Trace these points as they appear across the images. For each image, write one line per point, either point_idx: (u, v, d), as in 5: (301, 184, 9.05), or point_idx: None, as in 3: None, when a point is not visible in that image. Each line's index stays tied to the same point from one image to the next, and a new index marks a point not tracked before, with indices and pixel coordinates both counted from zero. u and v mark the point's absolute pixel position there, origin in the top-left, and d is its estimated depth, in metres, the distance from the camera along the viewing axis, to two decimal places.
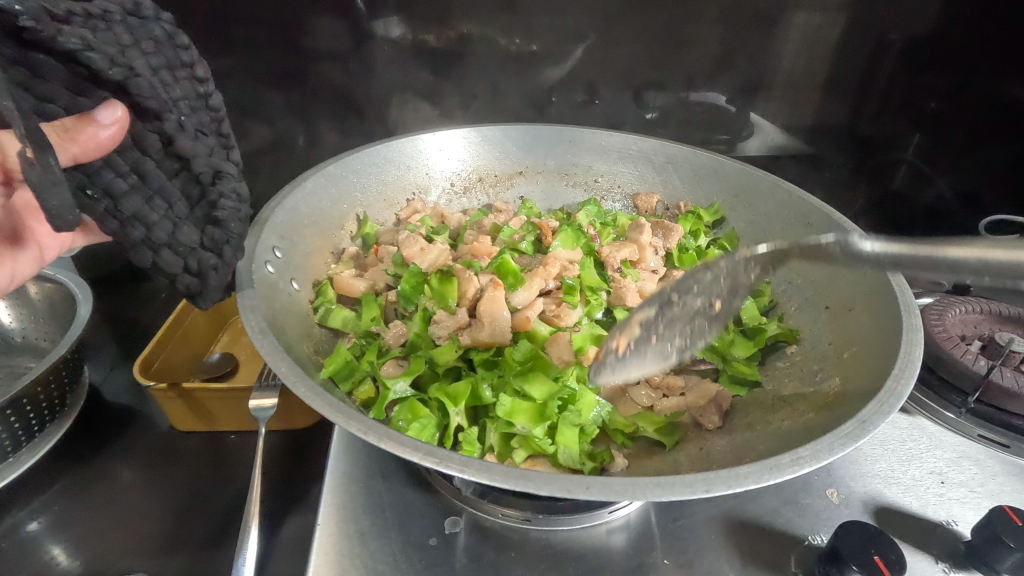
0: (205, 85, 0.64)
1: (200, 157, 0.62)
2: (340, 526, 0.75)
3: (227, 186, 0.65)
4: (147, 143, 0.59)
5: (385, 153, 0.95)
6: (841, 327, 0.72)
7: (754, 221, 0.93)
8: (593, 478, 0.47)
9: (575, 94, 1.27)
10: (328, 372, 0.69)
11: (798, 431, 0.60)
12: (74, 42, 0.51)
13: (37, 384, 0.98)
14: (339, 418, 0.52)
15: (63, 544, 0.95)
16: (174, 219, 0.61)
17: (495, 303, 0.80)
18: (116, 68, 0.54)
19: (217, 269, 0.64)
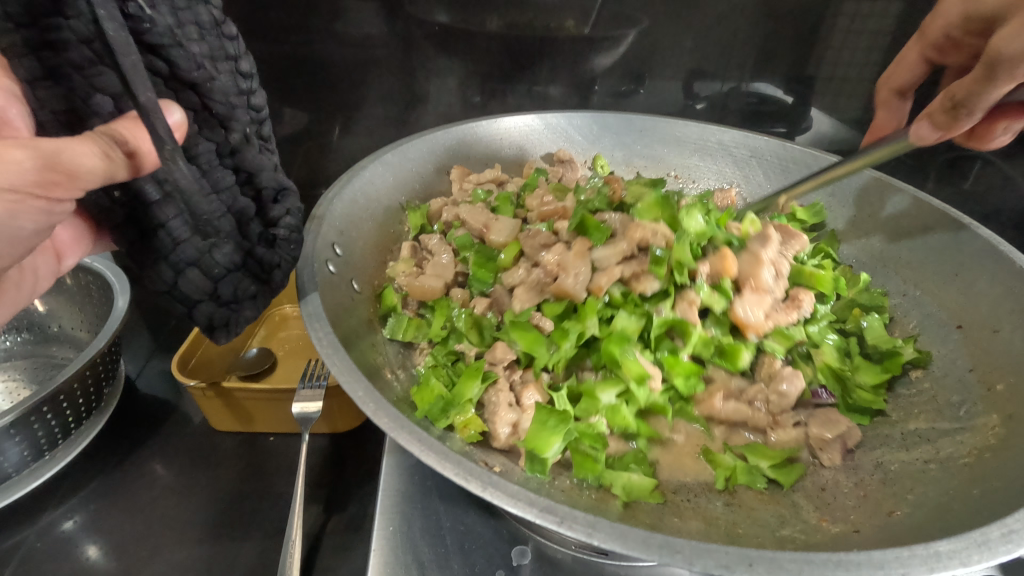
0: (249, 81, 0.55)
1: (263, 171, 0.56)
2: (397, 554, 0.67)
3: (283, 206, 0.59)
4: (198, 151, 0.51)
5: (443, 142, 0.87)
6: (982, 353, 0.62)
7: (857, 222, 0.82)
8: (755, 551, 0.40)
9: (621, 83, 1.18)
10: (424, 413, 0.58)
11: (958, 480, 0.52)
12: (163, 38, 0.46)
13: (74, 378, 0.93)
14: (436, 460, 0.45)
15: (103, 545, 0.90)
16: (215, 240, 0.53)
17: (579, 257, 0.70)
18: (197, 71, 0.49)
19: (253, 294, 0.57)
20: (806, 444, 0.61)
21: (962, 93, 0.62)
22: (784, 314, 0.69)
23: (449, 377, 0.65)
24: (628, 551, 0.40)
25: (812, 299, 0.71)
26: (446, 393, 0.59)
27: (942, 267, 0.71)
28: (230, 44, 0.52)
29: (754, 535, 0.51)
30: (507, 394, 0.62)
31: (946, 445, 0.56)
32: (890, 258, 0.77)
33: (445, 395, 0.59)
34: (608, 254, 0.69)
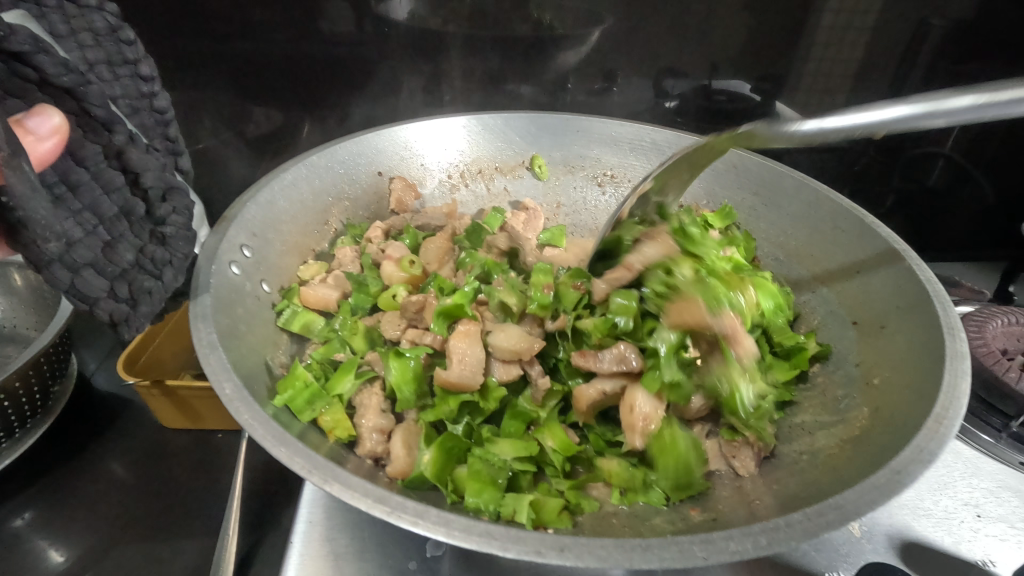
0: (150, 85, 0.61)
1: (149, 172, 0.57)
2: (316, 546, 0.69)
3: (176, 205, 0.60)
4: (84, 154, 0.53)
5: (374, 144, 0.88)
6: (872, 349, 0.64)
7: (779, 222, 0.84)
8: (569, 539, 0.41)
9: (592, 80, 1.17)
10: (284, 400, 0.57)
11: (818, 473, 0.54)
12: (27, 44, 0.49)
13: (16, 377, 0.94)
14: (285, 454, 0.46)
15: (47, 539, 0.92)
16: (106, 240, 0.54)
17: (467, 339, 0.66)
18: (68, 74, 0.51)
19: (149, 295, 0.56)
20: (720, 452, 0.62)
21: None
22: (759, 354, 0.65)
23: (323, 369, 0.67)
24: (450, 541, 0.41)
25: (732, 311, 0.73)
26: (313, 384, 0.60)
27: (847, 266, 0.73)
28: (127, 49, 0.59)
29: (625, 526, 0.54)
30: (376, 396, 0.64)
31: (821, 438, 0.59)
32: (803, 256, 0.79)
33: (310, 385, 0.59)
34: (501, 342, 0.66)
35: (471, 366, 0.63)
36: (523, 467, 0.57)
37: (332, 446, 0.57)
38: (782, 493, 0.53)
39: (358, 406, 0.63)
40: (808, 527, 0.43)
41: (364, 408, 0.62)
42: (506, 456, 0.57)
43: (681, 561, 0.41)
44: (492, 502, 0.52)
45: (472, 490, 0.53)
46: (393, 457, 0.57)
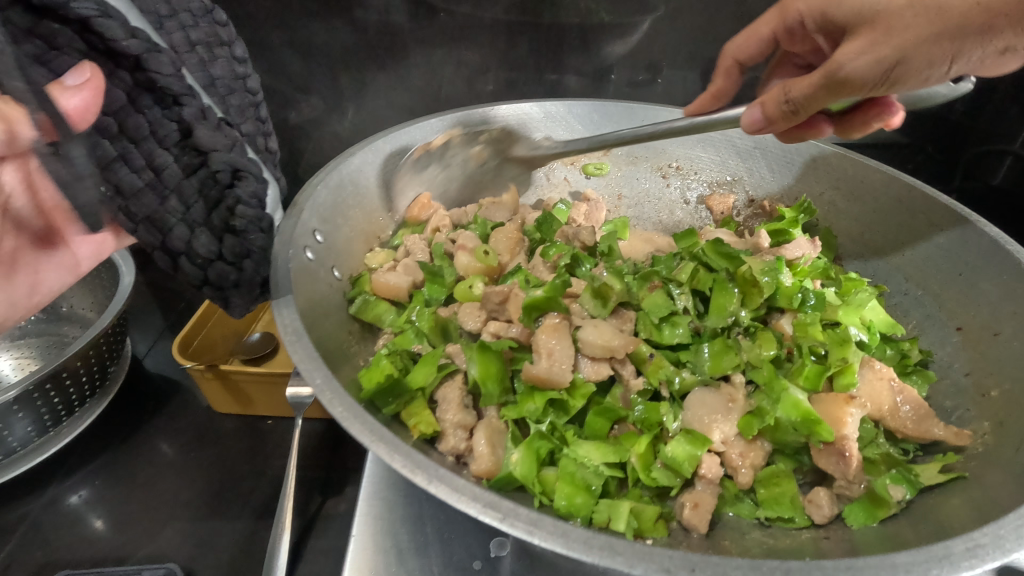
0: (244, 67, 0.65)
1: (218, 151, 0.53)
2: (377, 539, 0.68)
3: (246, 190, 0.55)
4: (163, 132, 0.51)
5: (438, 129, 0.85)
6: (981, 356, 0.61)
7: (859, 218, 0.79)
8: (698, 557, 0.40)
9: (638, 71, 1.11)
10: (368, 394, 0.56)
11: (940, 495, 0.51)
12: (90, 8, 0.47)
13: (78, 358, 0.95)
14: (383, 451, 0.44)
15: (103, 519, 0.93)
16: (193, 222, 0.52)
17: (557, 332, 0.64)
18: (133, 40, 0.48)
19: (235, 283, 0.56)
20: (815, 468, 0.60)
21: (847, 62, 0.59)
22: (881, 385, 0.60)
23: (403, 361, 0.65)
24: (569, 551, 0.40)
25: (833, 307, 0.69)
26: (397, 376, 0.59)
27: (944, 267, 0.68)
28: (222, 31, 0.62)
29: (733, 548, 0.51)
30: (459, 390, 0.61)
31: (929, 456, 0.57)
32: (890, 254, 0.74)
33: (394, 375, 0.58)
34: (593, 342, 0.64)
35: (561, 358, 0.61)
36: (612, 474, 0.56)
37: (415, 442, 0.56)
38: (900, 505, 0.51)
39: (440, 400, 0.62)
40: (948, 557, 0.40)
41: (447, 402, 0.61)
42: (596, 462, 0.55)
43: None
44: (584, 508, 0.51)
45: (562, 492, 0.52)
46: (476, 458, 0.57)
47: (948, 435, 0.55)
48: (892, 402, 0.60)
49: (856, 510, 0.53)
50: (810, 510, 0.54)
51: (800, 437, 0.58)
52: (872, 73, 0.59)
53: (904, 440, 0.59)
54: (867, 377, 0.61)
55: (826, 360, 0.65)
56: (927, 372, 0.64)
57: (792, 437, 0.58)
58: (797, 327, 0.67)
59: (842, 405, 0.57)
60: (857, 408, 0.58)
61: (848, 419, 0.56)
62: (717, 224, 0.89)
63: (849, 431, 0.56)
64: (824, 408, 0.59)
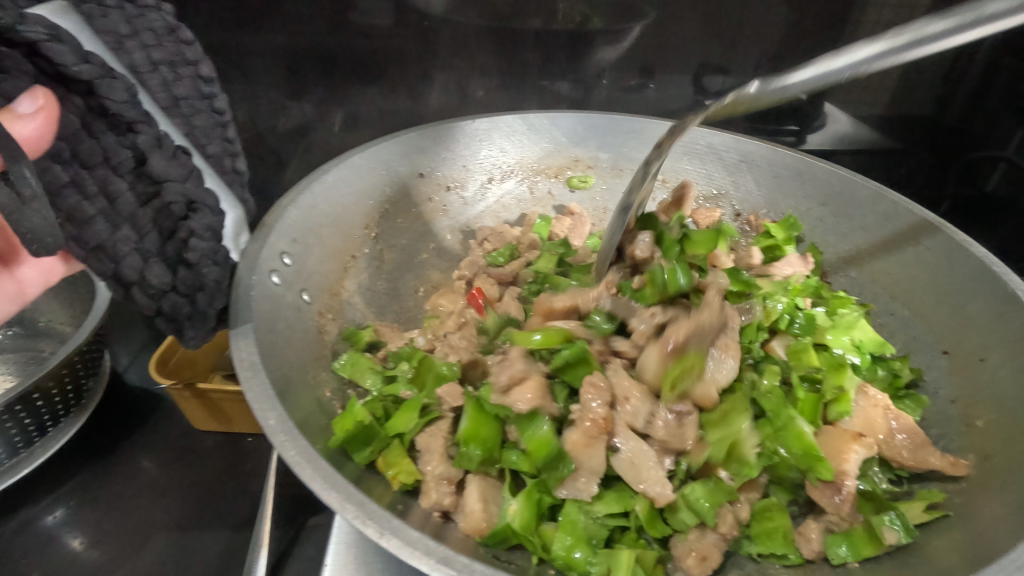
0: (210, 85, 0.60)
1: (174, 183, 0.52)
2: (351, 568, 0.65)
3: (199, 223, 0.53)
4: (117, 159, 0.49)
5: (417, 143, 0.84)
6: (967, 382, 0.59)
7: (848, 235, 0.77)
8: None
9: (627, 77, 1.09)
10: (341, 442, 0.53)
11: (924, 536, 0.48)
12: (39, 32, 0.44)
13: (50, 376, 0.92)
14: (332, 500, 0.43)
15: (77, 540, 0.90)
16: (148, 250, 0.51)
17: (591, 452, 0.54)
18: (85, 66, 0.46)
19: (191, 315, 0.55)
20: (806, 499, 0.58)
21: None
22: (874, 408, 0.59)
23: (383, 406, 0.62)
24: None
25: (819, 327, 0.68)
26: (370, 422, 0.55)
27: (932, 288, 0.67)
28: (187, 48, 0.58)
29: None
30: (444, 438, 0.57)
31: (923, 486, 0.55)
32: (877, 274, 0.73)
33: (368, 424, 0.54)
34: (629, 465, 0.55)
35: (591, 479, 0.54)
36: (616, 523, 0.53)
37: (394, 495, 0.52)
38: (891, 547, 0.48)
39: (421, 448, 0.57)
40: None
41: (430, 452, 0.56)
42: (596, 511, 0.53)
43: None
44: (582, 564, 0.48)
45: (561, 542, 0.49)
46: (465, 512, 0.52)
47: (943, 465, 0.53)
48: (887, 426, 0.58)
49: (837, 540, 0.50)
50: (800, 544, 0.51)
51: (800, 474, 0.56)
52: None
53: (898, 468, 0.57)
54: (862, 405, 0.60)
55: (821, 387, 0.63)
56: (920, 396, 0.62)
57: (791, 472, 0.56)
58: (791, 353, 0.65)
59: (848, 442, 0.55)
60: (865, 448, 0.55)
61: (851, 456, 0.54)
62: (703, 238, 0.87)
63: (849, 468, 0.54)
64: (829, 442, 0.57)
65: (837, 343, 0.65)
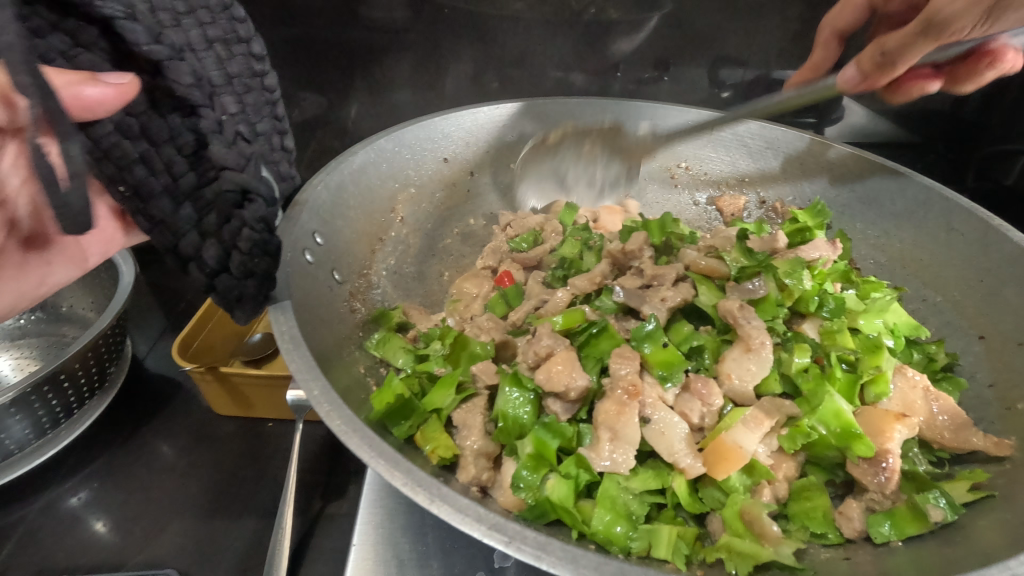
0: (261, 64, 0.59)
1: (230, 169, 0.50)
2: (378, 549, 0.66)
3: (253, 214, 0.51)
4: (180, 140, 0.49)
5: (440, 128, 0.83)
6: (1004, 366, 0.59)
7: (877, 222, 0.76)
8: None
9: (645, 69, 1.08)
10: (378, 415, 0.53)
11: (976, 513, 0.48)
12: (115, 9, 0.44)
13: (76, 359, 0.93)
14: (384, 467, 0.43)
15: (104, 523, 0.91)
16: (205, 231, 0.50)
17: (622, 416, 0.55)
18: (156, 45, 0.46)
19: (240, 299, 0.52)
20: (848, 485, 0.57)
21: (941, 11, 0.63)
22: (910, 391, 0.59)
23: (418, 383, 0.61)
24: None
25: (855, 310, 0.67)
26: (408, 397, 0.55)
27: (967, 273, 0.66)
28: (240, 26, 0.57)
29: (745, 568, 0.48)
30: (481, 414, 0.57)
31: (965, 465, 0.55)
32: (906, 260, 0.72)
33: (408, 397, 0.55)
34: (660, 436, 0.55)
35: (629, 450, 0.53)
36: (654, 501, 0.53)
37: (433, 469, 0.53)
38: (939, 525, 0.48)
39: (459, 424, 0.57)
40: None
41: (468, 428, 0.56)
42: (633, 486, 0.52)
43: None
44: (622, 538, 0.48)
45: (600, 517, 0.49)
46: (504, 487, 0.53)
47: (988, 445, 0.53)
48: (928, 412, 0.57)
49: (881, 521, 0.49)
50: (840, 524, 0.50)
51: (839, 454, 0.55)
52: (969, 14, 0.62)
53: (939, 450, 0.57)
54: (900, 386, 0.60)
55: (856, 369, 0.63)
56: (958, 379, 0.61)
57: (830, 452, 0.55)
58: (824, 334, 0.65)
59: (890, 421, 0.55)
60: (907, 428, 0.55)
61: (892, 434, 0.54)
62: (727, 225, 0.86)
63: (892, 446, 0.53)
64: (869, 421, 0.57)
65: (872, 324, 0.65)
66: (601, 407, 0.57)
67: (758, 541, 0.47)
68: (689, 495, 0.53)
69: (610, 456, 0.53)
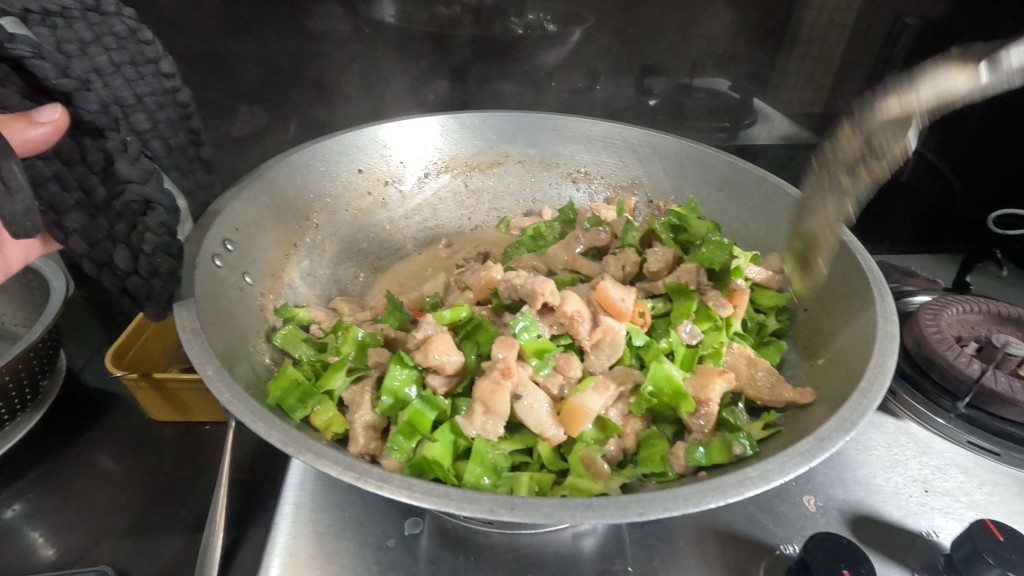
0: (172, 81, 0.64)
1: (135, 185, 0.55)
2: (299, 526, 0.72)
3: (155, 220, 0.56)
4: (88, 159, 0.55)
5: (356, 142, 0.91)
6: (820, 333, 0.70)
7: (738, 217, 0.88)
8: (519, 498, 0.45)
9: (573, 79, 1.16)
10: (276, 398, 0.61)
11: (774, 445, 0.57)
12: (24, 50, 0.49)
13: (7, 371, 0.96)
14: (261, 428, 0.50)
15: (39, 531, 0.94)
16: (117, 238, 0.57)
17: (498, 393, 0.62)
18: (64, 79, 0.51)
19: (150, 297, 0.58)
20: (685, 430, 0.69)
21: None
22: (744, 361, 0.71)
23: (313, 369, 0.70)
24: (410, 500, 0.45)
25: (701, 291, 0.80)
26: (303, 382, 0.64)
27: None
28: (147, 49, 0.62)
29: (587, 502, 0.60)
30: (369, 391, 0.66)
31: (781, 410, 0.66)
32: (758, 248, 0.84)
33: (300, 382, 0.63)
34: (530, 411, 0.63)
35: (499, 421, 0.62)
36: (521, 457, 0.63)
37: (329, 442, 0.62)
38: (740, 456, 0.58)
39: (349, 402, 0.66)
40: (735, 482, 0.47)
41: (357, 403, 0.65)
42: (504, 445, 0.63)
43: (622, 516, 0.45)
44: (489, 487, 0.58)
45: (472, 472, 0.59)
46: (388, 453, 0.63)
47: (795, 396, 0.63)
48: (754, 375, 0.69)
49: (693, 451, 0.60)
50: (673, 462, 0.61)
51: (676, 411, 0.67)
52: None
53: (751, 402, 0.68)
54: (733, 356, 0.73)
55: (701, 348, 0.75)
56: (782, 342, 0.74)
57: (666, 406, 0.66)
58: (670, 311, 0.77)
59: (712, 377, 0.66)
60: (725, 380, 0.66)
61: (713, 386, 0.65)
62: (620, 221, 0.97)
63: (709, 397, 0.64)
64: (699, 376, 0.67)
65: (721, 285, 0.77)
66: (480, 383, 0.64)
67: (593, 480, 0.59)
68: (552, 450, 0.63)
69: (480, 425, 0.62)
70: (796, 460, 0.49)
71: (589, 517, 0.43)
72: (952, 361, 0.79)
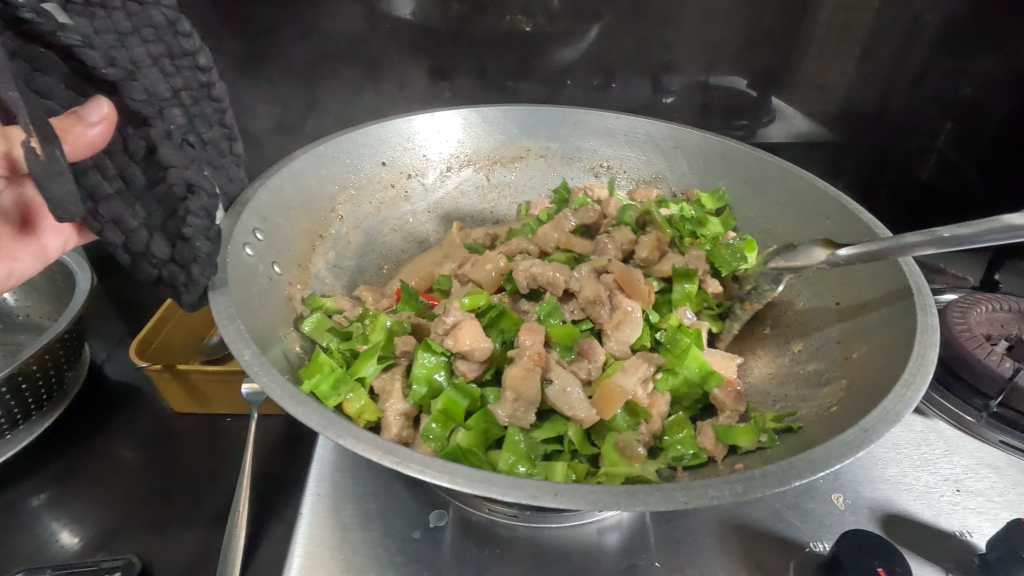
0: (207, 74, 0.63)
1: (178, 168, 0.57)
2: (322, 516, 0.72)
3: (197, 204, 0.58)
4: (128, 147, 0.55)
5: (377, 135, 0.91)
6: (852, 325, 0.69)
7: (763, 210, 0.87)
8: (562, 484, 0.45)
9: (591, 77, 1.15)
10: (311, 383, 0.61)
11: (810, 437, 0.57)
12: (75, 38, 0.50)
13: (33, 361, 0.97)
14: (301, 412, 0.50)
15: (62, 521, 0.94)
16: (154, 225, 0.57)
17: (530, 377, 0.62)
18: (111, 68, 0.53)
19: (185, 285, 0.59)
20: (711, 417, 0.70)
21: None
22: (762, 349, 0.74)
23: (343, 357, 0.71)
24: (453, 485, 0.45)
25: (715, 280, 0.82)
26: (335, 368, 0.64)
27: None
28: (185, 41, 0.60)
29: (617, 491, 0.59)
30: (399, 379, 0.67)
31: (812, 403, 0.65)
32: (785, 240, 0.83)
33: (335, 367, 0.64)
34: (562, 396, 0.64)
35: (530, 408, 0.62)
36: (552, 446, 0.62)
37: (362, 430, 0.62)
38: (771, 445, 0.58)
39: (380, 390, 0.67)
40: (779, 475, 0.47)
41: (388, 392, 0.66)
42: (536, 435, 0.62)
43: (664, 504, 0.44)
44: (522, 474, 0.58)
45: (505, 460, 0.59)
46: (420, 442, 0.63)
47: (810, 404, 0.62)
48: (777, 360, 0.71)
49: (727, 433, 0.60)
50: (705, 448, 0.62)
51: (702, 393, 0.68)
52: None
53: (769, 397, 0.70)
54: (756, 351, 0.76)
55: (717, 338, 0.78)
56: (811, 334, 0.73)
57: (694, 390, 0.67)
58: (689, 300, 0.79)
59: None
60: None
61: None
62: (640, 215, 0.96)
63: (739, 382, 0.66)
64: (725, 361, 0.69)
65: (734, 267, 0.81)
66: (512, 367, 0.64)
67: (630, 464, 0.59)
68: (581, 437, 0.62)
69: (512, 411, 0.62)
70: (840, 452, 0.49)
71: (633, 505, 0.43)
72: (981, 358, 0.78)
